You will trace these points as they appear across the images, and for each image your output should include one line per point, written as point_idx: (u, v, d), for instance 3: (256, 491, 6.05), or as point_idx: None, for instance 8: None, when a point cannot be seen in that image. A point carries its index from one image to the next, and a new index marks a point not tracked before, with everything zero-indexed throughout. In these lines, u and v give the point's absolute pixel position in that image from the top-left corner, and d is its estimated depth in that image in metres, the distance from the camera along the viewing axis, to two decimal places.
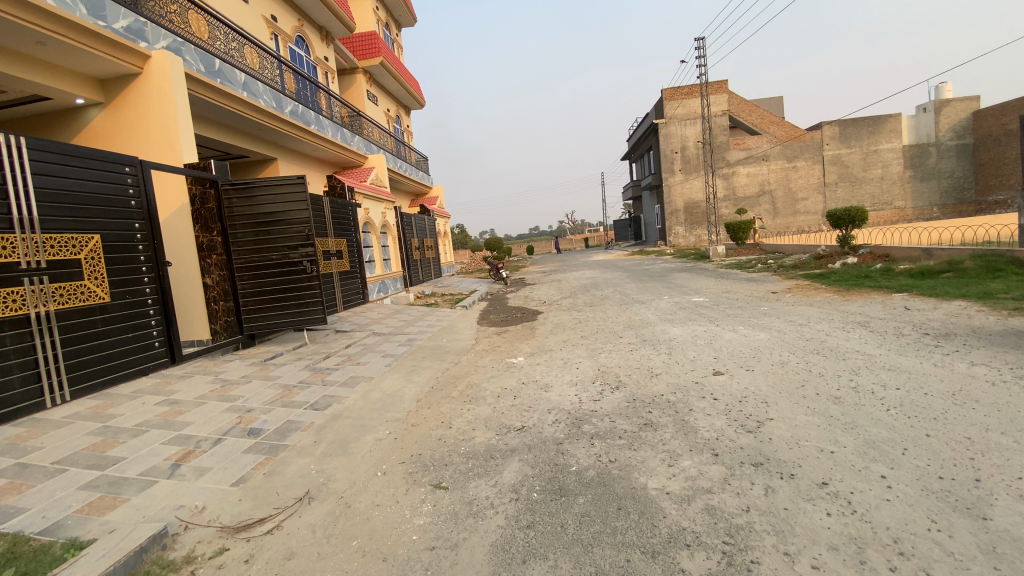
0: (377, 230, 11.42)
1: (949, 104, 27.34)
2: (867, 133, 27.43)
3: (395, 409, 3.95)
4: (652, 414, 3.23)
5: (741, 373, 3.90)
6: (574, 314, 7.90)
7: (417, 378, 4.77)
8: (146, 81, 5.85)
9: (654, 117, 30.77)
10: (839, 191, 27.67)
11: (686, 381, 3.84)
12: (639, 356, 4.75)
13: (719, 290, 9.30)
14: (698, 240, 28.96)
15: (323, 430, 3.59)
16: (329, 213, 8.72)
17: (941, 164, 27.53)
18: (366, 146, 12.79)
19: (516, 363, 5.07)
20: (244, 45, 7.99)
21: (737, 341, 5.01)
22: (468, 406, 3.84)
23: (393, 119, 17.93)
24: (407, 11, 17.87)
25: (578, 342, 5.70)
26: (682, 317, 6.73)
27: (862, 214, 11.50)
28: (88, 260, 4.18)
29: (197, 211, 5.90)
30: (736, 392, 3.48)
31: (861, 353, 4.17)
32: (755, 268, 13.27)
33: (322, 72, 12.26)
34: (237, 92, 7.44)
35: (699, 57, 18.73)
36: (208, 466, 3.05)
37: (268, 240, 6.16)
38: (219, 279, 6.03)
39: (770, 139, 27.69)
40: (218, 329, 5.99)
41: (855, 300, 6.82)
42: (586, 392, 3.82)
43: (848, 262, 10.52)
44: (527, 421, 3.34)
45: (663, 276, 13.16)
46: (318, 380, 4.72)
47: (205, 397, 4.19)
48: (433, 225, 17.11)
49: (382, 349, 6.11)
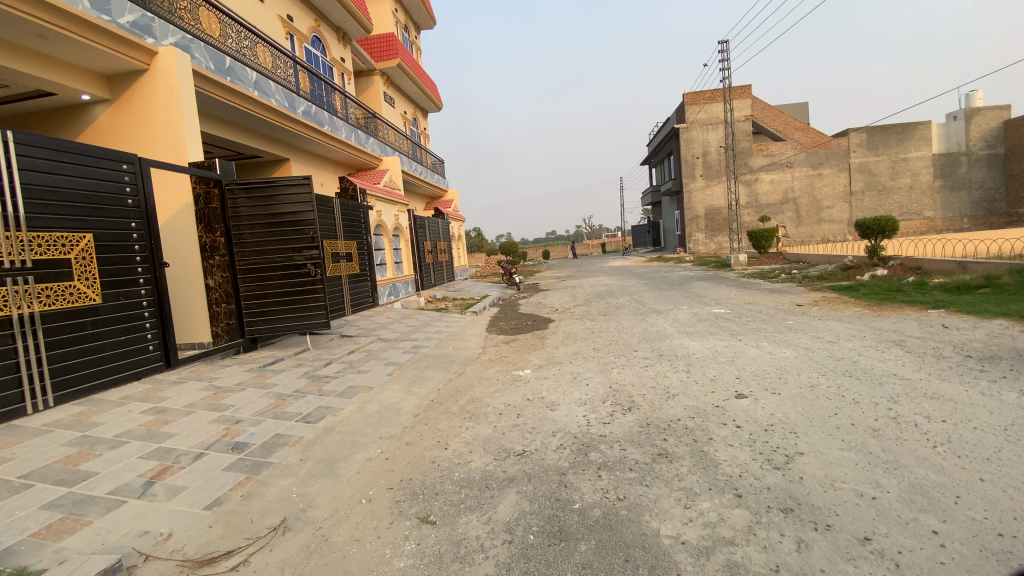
0: (389, 232, 11.23)
1: (982, 111, 26.38)
2: (896, 140, 26.58)
3: (391, 425, 3.71)
4: (667, 442, 2.93)
5: (766, 397, 3.58)
6: (587, 324, 7.60)
7: (417, 390, 4.53)
8: (153, 78, 5.74)
9: (674, 121, 30.31)
10: (866, 200, 26.83)
11: (705, 404, 3.52)
12: (654, 373, 4.44)
13: (740, 301, 8.90)
14: (719, 248, 28.31)
15: (312, 447, 3.36)
16: (338, 215, 8.55)
17: (973, 173, 26.56)
18: (381, 147, 12.67)
19: (523, 376, 4.79)
20: (257, 44, 7.89)
21: (760, 359, 4.66)
22: (467, 424, 3.58)
23: (410, 121, 17.82)
24: (426, 14, 17.81)
25: (589, 355, 5.40)
26: (700, 330, 6.38)
27: (892, 224, 10.99)
28: (78, 261, 4.03)
29: (200, 211, 5.74)
30: (760, 420, 3.16)
31: (899, 377, 3.80)
32: (777, 278, 12.81)
33: (339, 73, 12.17)
34: (248, 90, 7.31)
35: (722, 61, 18.32)
36: (182, 485, 2.84)
37: (272, 241, 6.00)
38: (222, 280, 5.88)
39: (795, 145, 27.00)
40: (218, 331, 5.81)
41: (887, 315, 6.40)
42: (595, 413, 3.53)
43: (877, 274, 10.03)
44: (529, 446, 3.06)
45: (682, 286, 12.76)
46: (315, 389, 4.52)
47: (194, 405, 3.99)
48: (447, 228, 16.90)
49: (385, 357, 5.88)
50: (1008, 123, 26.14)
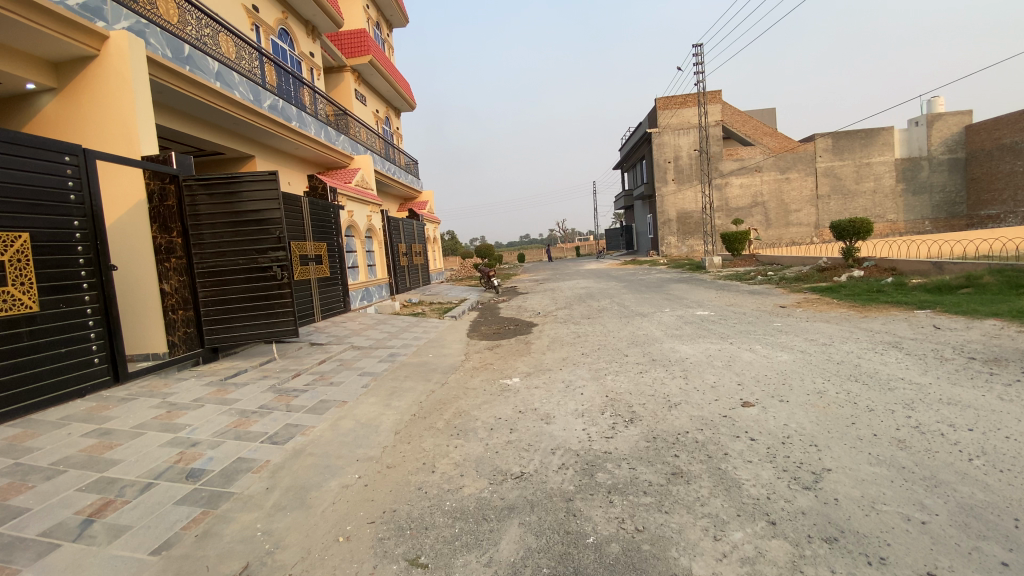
0: (361, 233, 10.77)
1: (940, 118, 27.42)
2: (860, 145, 27.38)
3: (369, 444, 3.34)
4: (679, 459, 2.66)
5: (774, 405, 3.36)
6: (571, 328, 7.30)
7: (396, 404, 4.16)
8: (105, 66, 5.17)
9: (647, 125, 30.51)
10: (832, 204, 27.55)
11: (711, 414, 3.28)
12: (650, 380, 4.17)
13: (723, 303, 8.77)
14: (691, 251, 28.58)
15: (280, 473, 2.96)
16: (307, 214, 8.07)
17: (933, 178, 27.56)
18: (352, 146, 12.18)
19: (511, 386, 4.46)
20: (220, 32, 7.38)
21: (758, 363, 4.45)
22: (455, 442, 3.23)
23: (382, 120, 17.35)
24: (399, 11, 17.36)
25: (579, 361, 5.10)
26: (689, 333, 6.17)
27: (867, 226, 11.10)
28: (13, 263, 3.52)
29: (154, 209, 5.22)
30: (775, 431, 2.93)
31: (907, 382, 3.63)
32: (755, 279, 12.86)
33: (308, 68, 11.65)
34: (209, 81, 6.80)
35: (698, 65, 18.39)
36: (128, 524, 2.41)
37: (235, 242, 5.52)
38: (178, 285, 5.36)
39: (764, 150, 27.53)
40: (175, 341, 5.31)
41: (875, 316, 6.32)
42: (595, 426, 3.23)
43: (854, 276, 10.10)
44: (527, 467, 2.75)
45: (661, 288, 12.66)
46: (283, 404, 4.10)
47: (145, 426, 3.53)
48: (422, 230, 16.46)
49: (360, 367, 5.47)
50: (967, 129, 27.13)
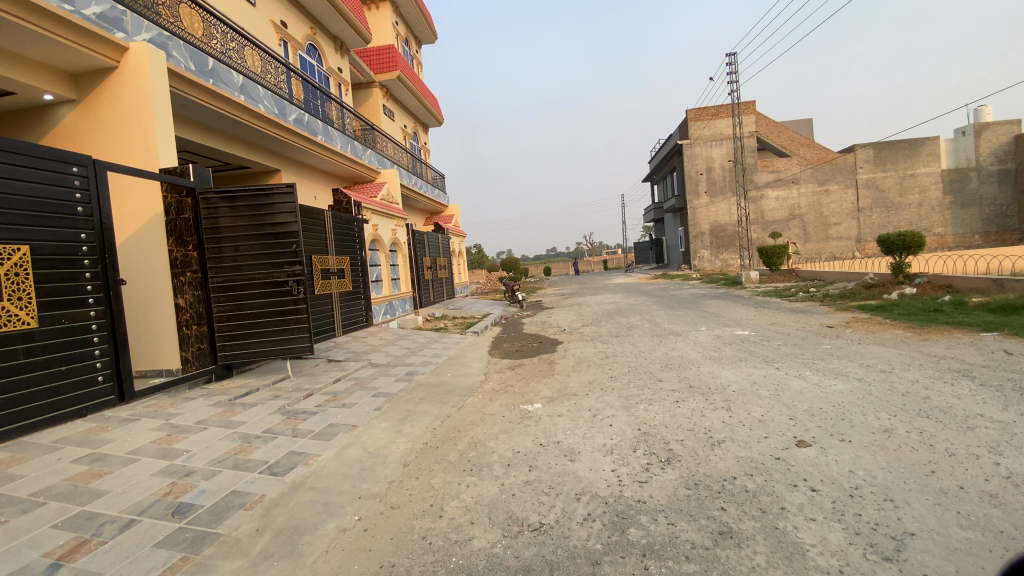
0: (385, 247, 10.62)
1: (989, 127, 26.03)
2: (904, 156, 26.14)
3: (374, 479, 3.03)
4: (726, 514, 2.26)
5: (835, 446, 2.91)
6: (599, 347, 6.88)
7: (409, 430, 3.86)
8: (123, 77, 5.15)
9: (678, 138, 29.98)
10: (874, 217, 26.34)
11: (762, 456, 2.86)
12: (688, 411, 3.74)
13: (763, 322, 8.19)
14: (725, 265, 27.71)
15: (273, 512, 2.68)
16: (329, 228, 7.93)
17: (982, 190, 26.09)
18: (378, 159, 12.12)
19: (532, 413, 4.10)
20: (245, 46, 7.37)
21: (810, 394, 3.96)
22: (468, 479, 2.90)
23: (410, 135, 17.40)
24: (427, 27, 17.50)
25: (608, 386, 4.69)
26: (729, 356, 5.68)
27: (918, 240, 10.32)
28: (10, 277, 3.39)
29: (171, 222, 5.14)
30: (839, 480, 2.49)
31: (988, 420, 3.10)
32: (795, 296, 12.19)
33: (336, 83, 11.71)
34: (233, 94, 6.77)
35: (730, 74, 17.84)
36: (96, 571, 2.16)
37: (250, 256, 5.36)
38: (193, 300, 5.23)
39: (801, 161, 26.60)
40: (189, 357, 5.19)
41: (936, 339, 5.70)
42: (626, 467, 2.84)
43: (906, 293, 9.38)
44: (547, 516, 2.39)
45: (695, 304, 12.10)
46: (289, 429, 3.85)
47: (141, 452, 3.33)
48: (447, 244, 16.32)
49: (375, 387, 5.18)
50: (1017, 138, 25.71)
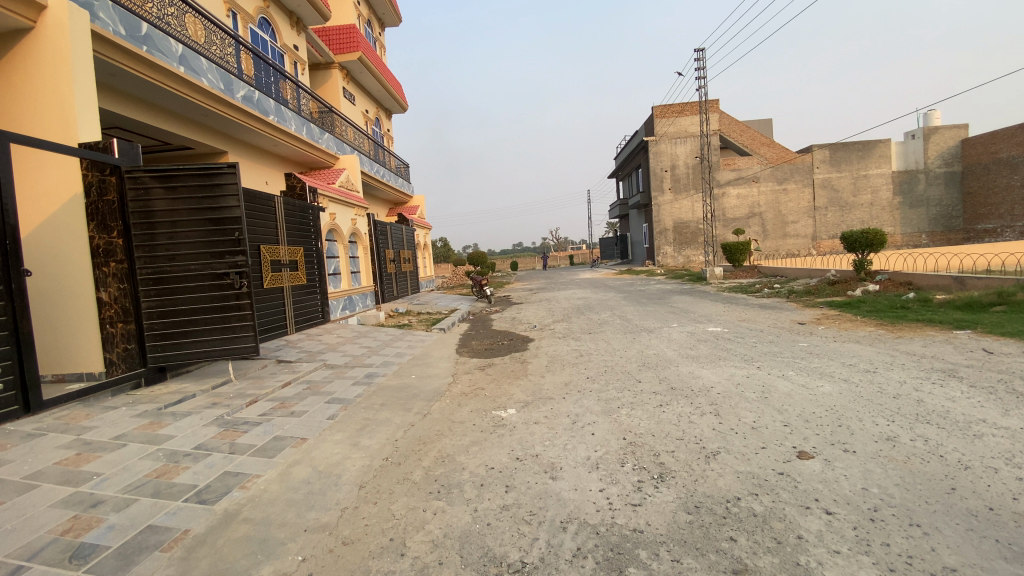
0: (344, 238, 9.98)
1: (936, 130, 27.23)
2: (858, 157, 27.06)
3: (323, 506, 2.59)
4: (737, 547, 1.95)
5: (840, 458, 2.66)
6: (572, 345, 6.56)
7: (366, 443, 3.42)
8: (40, 38, 4.36)
9: (643, 134, 30.10)
10: (829, 216, 27.19)
11: (763, 470, 2.57)
12: (674, 417, 3.45)
13: (734, 319, 8.06)
14: (688, 261, 28.06)
15: (197, 553, 2.20)
16: (281, 215, 7.30)
17: (929, 191, 27.30)
18: (337, 144, 11.46)
19: (506, 420, 3.73)
20: (186, 13, 6.63)
21: (799, 397, 3.73)
22: (435, 504, 2.50)
23: (372, 121, 16.67)
24: (390, 9, 16.77)
25: (585, 389, 4.36)
26: (707, 354, 5.44)
27: (880, 238, 10.45)
28: None
29: (92, 205, 4.43)
30: (854, 500, 2.24)
31: (993, 427, 2.93)
32: (761, 292, 12.28)
33: (291, 61, 10.93)
34: (171, 65, 6.03)
35: (698, 69, 17.87)
36: None
37: (186, 245, 4.75)
38: (118, 294, 4.55)
39: (761, 160, 27.18)
40: (113, 359, 4.52)
41: (911, 337, 5.65)
42: (616, 486, 2.50)
43: (870, 290, 9.50)
44: (529, 554, 2.02)
45: (663, 300, 11.99)
46: (226, 444, 3.33)
47: (41, 476, 2.75)
48: (411, 235, 15.68)
49: (329, 392, 4.68)
50: (962, 143, 27.00)
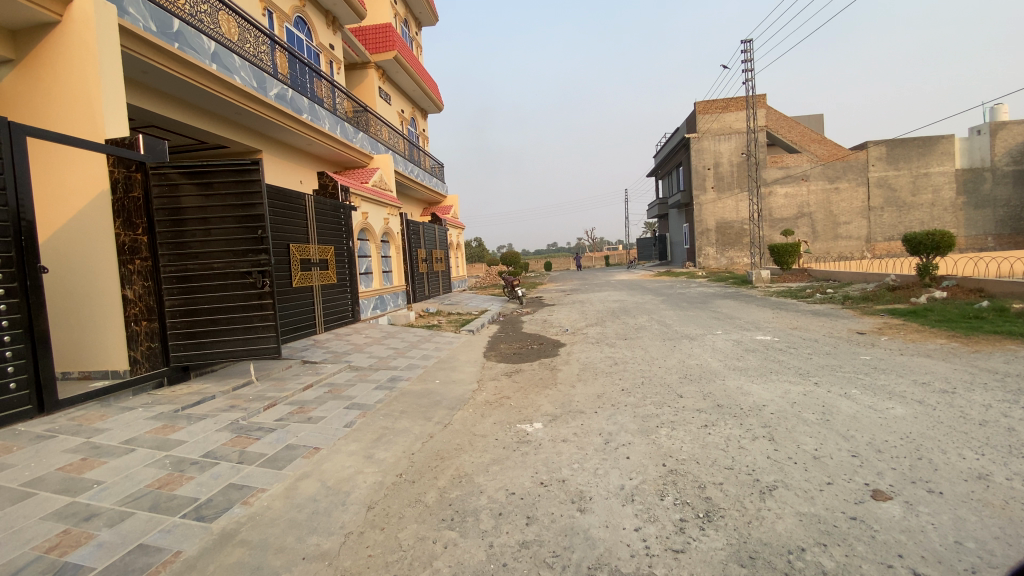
0: (376, 237, 9.89)
1: (1006, 126, 25.26)
2: (918, 154, 25.35)
3: (327, 529, 2.36)
4: None
5: (924, 500, 2.23)
6: (605, 352, 6.19)
7: (380, 456, 3.19)
8: (67, 32, 4.34)
9: (685, 131, 29.17)
10: (885, 216, 25.59)
11: (831, 513, 2.17)
12: (721, 441, 3.06)
13: (784, 326, 7.49)
14: (730, 263, 26.98)
15: None
16: (312, 214, 7.21)
17: (997, 190, 25.36)
18: (371, 143, 11.40)
19: (531, 435, 3.43)
20: (219, 10, 6.61)
21: (867, 421, 3.26)
22: (447, 535, 2.23)
23: (407, 121, 16.65)
24: (427, 9, 16.75)
25: (619, 402, 4.01)
26: (755, 366, 4.98)
27: (948, 240, 9.56)
28: None
29: (118, 202, 4.39)
30: (949, 557, 1.83)
31: None
32: (812, 297, 11.51)
33: (327, 60, 10.94)
34: (203, 62, 6.01)
35: (744, 62, 17.04)
36: None
37: (208, 242, 4.65)
38: (143, 292, 4.50)
39: (811, 158, 25.85)
40: (137, 357, 4.48)
41: (990, 352, 5.02)
42: (655, 525, 2.16)
43: (935, 297, 8.69)
44: None
45: (705, 304, 11.38)
46: (235, 452, 3.17)
47: (41, 483, 2.64)
48: (444, 234, 15.55)
49: (350, 396, 4.49)
50: None
